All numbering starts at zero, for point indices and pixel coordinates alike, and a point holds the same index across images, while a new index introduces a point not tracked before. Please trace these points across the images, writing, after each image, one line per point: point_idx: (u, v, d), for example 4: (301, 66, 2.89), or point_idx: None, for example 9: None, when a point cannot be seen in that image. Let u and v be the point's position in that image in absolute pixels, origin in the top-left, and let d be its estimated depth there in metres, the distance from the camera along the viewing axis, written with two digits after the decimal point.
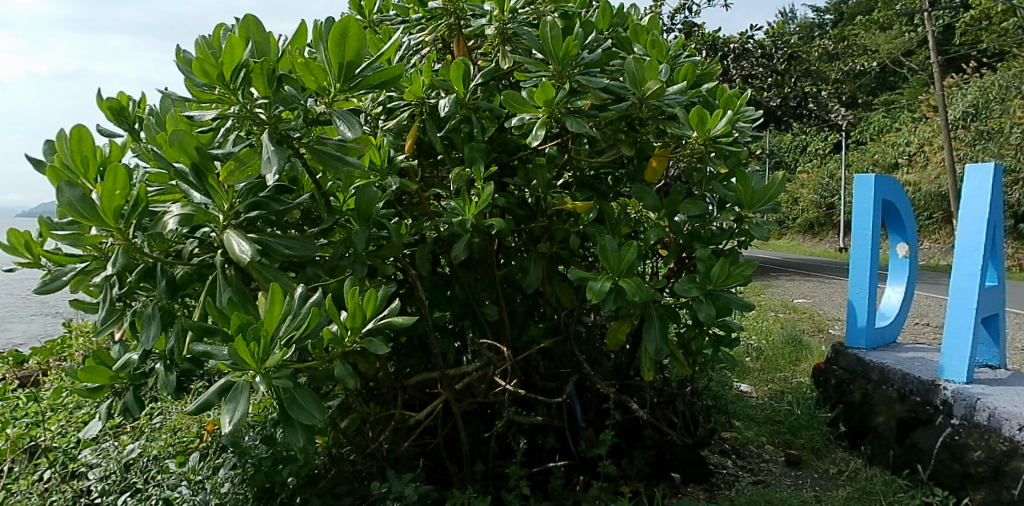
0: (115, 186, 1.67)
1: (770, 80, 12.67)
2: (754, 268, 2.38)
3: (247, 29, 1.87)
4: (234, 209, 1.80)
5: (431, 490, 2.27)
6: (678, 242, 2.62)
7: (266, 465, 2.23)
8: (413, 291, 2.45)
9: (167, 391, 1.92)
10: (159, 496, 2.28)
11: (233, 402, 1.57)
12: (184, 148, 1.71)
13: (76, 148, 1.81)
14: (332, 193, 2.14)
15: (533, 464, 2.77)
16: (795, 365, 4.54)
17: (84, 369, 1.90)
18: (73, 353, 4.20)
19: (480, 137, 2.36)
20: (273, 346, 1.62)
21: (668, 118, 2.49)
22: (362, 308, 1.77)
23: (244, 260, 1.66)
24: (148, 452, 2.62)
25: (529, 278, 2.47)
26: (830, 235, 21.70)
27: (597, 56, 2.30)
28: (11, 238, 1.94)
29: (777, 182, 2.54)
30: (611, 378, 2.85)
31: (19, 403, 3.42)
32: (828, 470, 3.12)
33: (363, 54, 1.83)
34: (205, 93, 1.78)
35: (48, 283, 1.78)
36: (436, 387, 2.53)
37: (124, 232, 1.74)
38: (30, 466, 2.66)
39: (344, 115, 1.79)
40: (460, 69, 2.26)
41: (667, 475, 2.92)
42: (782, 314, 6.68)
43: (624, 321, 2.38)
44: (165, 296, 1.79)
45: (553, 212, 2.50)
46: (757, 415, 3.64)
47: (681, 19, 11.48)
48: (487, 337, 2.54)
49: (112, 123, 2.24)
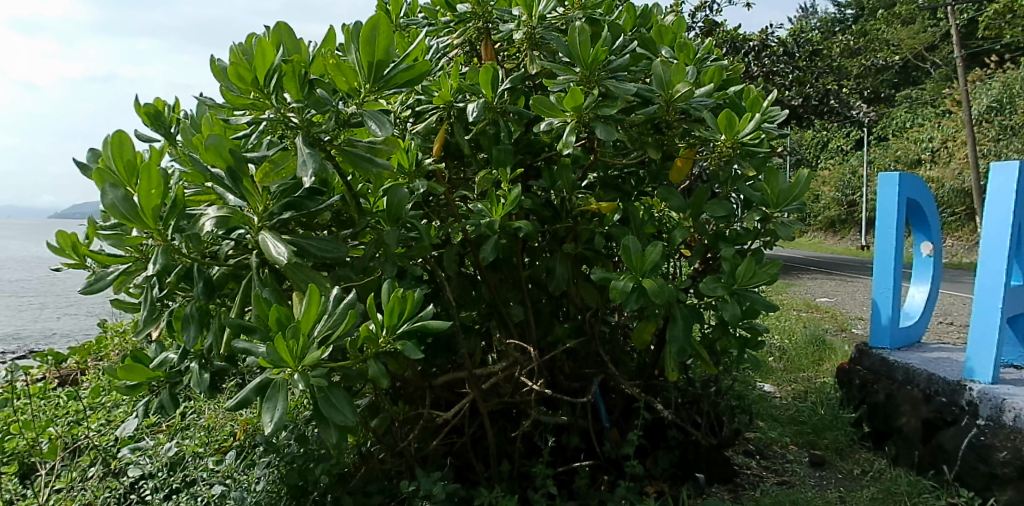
0: (152, 184, 1.71)
1: (790, 76, 12.61)
2: (779, 267, 2.38)
3: (279, 36, 1.93)
4: (268, 211, 1.82)
5: (459, 489, 2.27)
6: (702, 242, 2.64)
7: (298, 463, 2.26)
8: (440, 290, 2.48)
9: (200, 390, 1.95)
10: (198, 495, 2.34)
11: (272, 402, 1.61)
12: (220, 151, 1.74)
13: (118, 154, 1.83)
14: (362, 195, 2.14)
15: (559, 464, 2.76)
16: (819, 365, 4.52)
17: (123, 367, 1.93)
18: (111, 354, 4.29)
19: (506, 139, 2.40)
20: (311, 345, 1.65)
21: (694, 120, 2.53)
22: (399, 308, 1.78)
23: (282, 262, 1.69)
24: (185, 450, 2.66)
25: (555, 278, 2.50)
26: (852, 234, 21.48)
27: (625, 59, 2.36)
28: (59, 240, 2.02)
29: (803, 182, 2.58)
30: (635, 378, 2.86)
31: (58, 402, 3.48)
32: (852, 471, 3.12)
33: (392, 54, 1.84)
34: (239, 97, 1.79)
35: (92, 284, 1.82)
36: (463, 387, 2.56)
37: (163, 234, 1.78)
38: (72, 464, 2.70)
39: (376, 115, 1.83)
40: (490, 74, 2.30)
41: (692, 475, 2.91)
42: (805, 314, 6.64)
43: (649, 322, 2.41)
44: (202, 297, 1.82)
45: (578, 212, 2.53)
46: (781, 415, 3.62)
47: (703, 16, 11.44)
48: (513, 337, 2.57)
49: (149, 128, 2.27)
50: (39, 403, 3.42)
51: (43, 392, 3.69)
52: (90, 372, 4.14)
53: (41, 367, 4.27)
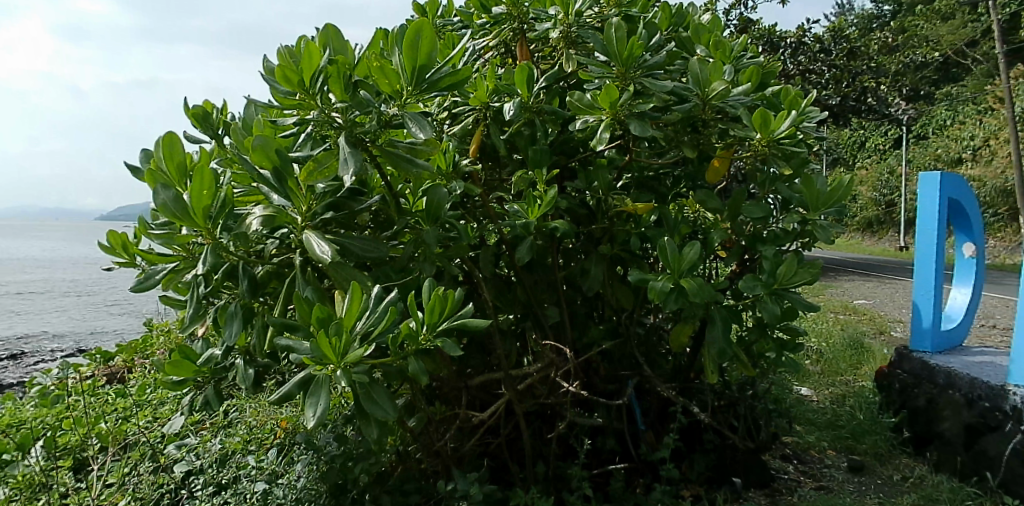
0: (203, 185, 1.75)
1: (827, 74, 12.40)
2: (819, 268, 2.37)
3: (326, 38, 1.98)
4: (311, 211, 1.86)
5: (496, 490, 2.28)
6: (739, 244, 2.60)
7: (338, 462, 2.30)
8: (476, 291, 2.49)
9: (245, 386, 1.99)
10: (241, 491, 2.39)
11: (315, 396, 1.65)
12: (267, 152, 1.76)
13: (169, 155, 1.88)
14: (402, 194, 2.17)
15: (594, 466, 2.75)
16: (857, 369, 4.45)
17: (170, 362, 1.99)
18: (156, 353, 4.40)
19: (542, 139, 2.40)
20: (353, 341, 1.67)
21: (731, 119, 2.51)
22: (439, 307, 1.80)
23: (325, 261, 1.72)
24: (228, 447, 2.72)
25: (590, 279, 2.50)
26: (890, 234, 21.06)
27: (660, 57, 2.33)
28: (110, 240, 2.06)
29: (844, 185, 2.54)
30: (671, 381, 2.84)
31: (106, 398, 3.58)
32: (892, 477, 3.06)
33: (434, 58, 1.86)
34: (286, 98, 1.86)
35: (142, 283, 1.88)
36: (499, 388, 2.57)
37: (212, 233, 1.82)
38: (121, 460, 2.78)
39: (416, 117, 1.86)
40: (524, 73, 2.33)
41: (728, 479, 2.88)
42: (843, 317, 6.54)
43: (686, 324, 2.40)
44: (247, 296, 1.85)
45: (614, 213, 2.52)
46: (819, 419, 3.57)
47: (737, 14, 11.32)
48: (549, 338, 2.57)
49: (198, 130, 2.33)
50: (88, 400, 3.52)
51: (92, 389, 3.79)
52: (136, 370, 4.25)
53: (89, 364, 4.39)
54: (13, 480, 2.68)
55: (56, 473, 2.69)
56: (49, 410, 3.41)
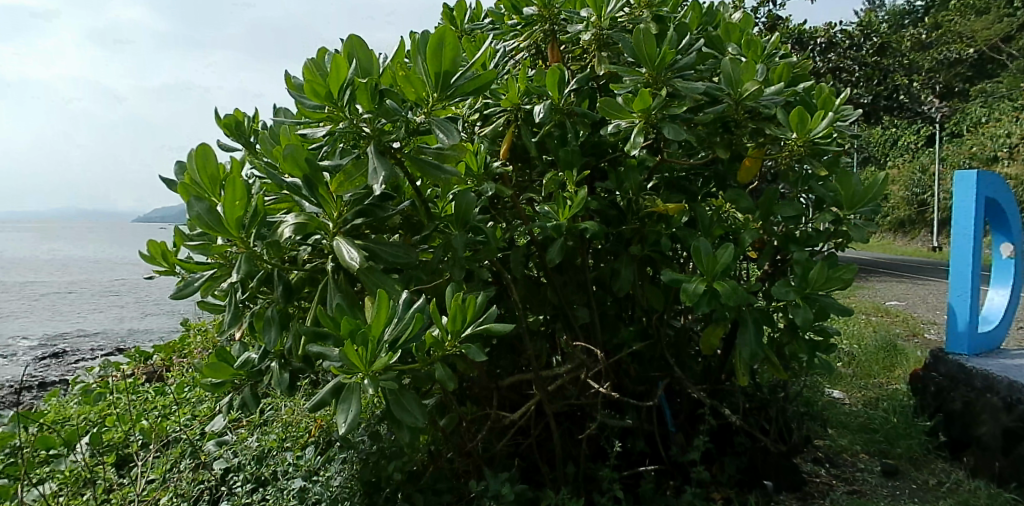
0: (236, 196, 1.79)
1: (858, 72, 12.22)
2: (855, 271, 2.28)
3: (351, 48, 1.96)
4: (343, 217, 1.88)
5: (527, 490, 2.28)
6: (772, 244, 2.58)
7: (372, 460, 2.33)
8: (507, 292, 2.50)
9: (281, 390, 2.03)
10: (276, 488, 2.42)
11: (346, 403, 1.66)
12: (297, 161, 1.80)
13: (202, 166, 1.91)
14: (431, 200, 2.20)
15: (624, 468, 2.74)
16: (890, 371, 4.38)
17: (208, 365, 2.03)
18: (193, 352, 4.49)
19: (573, 141, 2.41)
20: (380, 349, 1.68)
21: (764, 119, 2.49)
22: (463, 312, 1.80)
23: (355, 267, 1.74)
24: (264, 445, 2.76)
25: (621, 280, 2.49)
26: (923, 235, 20.67)
27: (692, 58, 2.33)
28: (150, 249, 2.11)
29: (878, 183, 2.51)
30: (701, 383, 2.83)
31: (146, 396, 3.67)
32: (927, 481, 3.00)
33: (459, 63, 1.87)
34: (315, 112, 1.85)
35: (181, 290, 1.89)
36: (529, 389, 2.58)
37: (245, 242, 1.85)
38: (162, 456, 2.84)
39: (443, 123, 1.87)
40: (557, 76, 2.31)
41: (759, 482, 2.85)
42: (875, 318, 6.44)
43: (717, 326, 2.40)
44: (282, 301, 1.89)
45: (645, 214, 2.52)
46: (851, 422, 3.52)
47: (767, 11, 11.20)
48: (579, 340, 2.57)
49: (230, 138, 2.37)
50: (128, 398, 3.61)
51: (132, 387, 3.88)
52: (174, 368, 4.33)
53: (129, 363, 4.50)
54: (59, 475, 2.76)
55: (100, 468, 2.77)
56: (91, 407, 3.50)
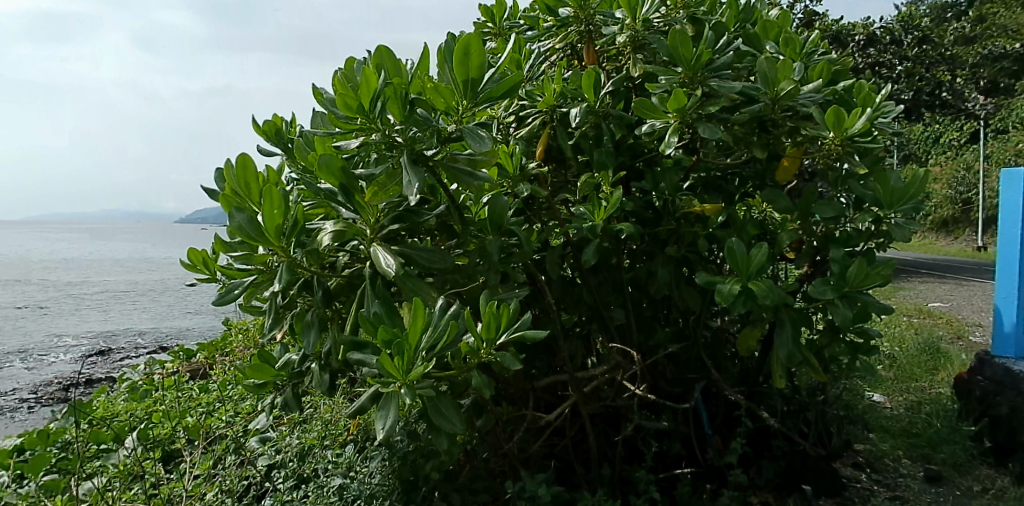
0: (274, 205, 1.81)
1: (899, 68, 11.97)
2: (893, 267, 2.25)
3: (380, 58, 1.97)
4: (379, 223, 1.92)
5: (563, 492, 2.29)
6: (810, 245, 2.56)
7: (409, 459, 2.35)
8: (542, 293, 2.50)
9: (322, 390, 2.06)
10: (317, 485, 2.46)
11: (385, 409, 1.69)
12: (332, 170, 1.82)
13: (242, 175, 1.94)
14: (465, 205, 2.23)
15: (660, 470, 2.72)
16: (933, 374, 4.28)
17: (251, 366, 2.08)
18: (236, 350, 4.59)
19: (608, 142, 2.40)
20: (416, 358, 1.70)
21: (803, 118, 2.45)
22: (497, 320, 1.79)
23: (391, 273, 1.77)
24: (304, 443, 2.81)
25: (656, 281, 2.48)
26: (967, 234, 20.14)
27: (729, 57, 2.31)
28: (191, 256, 2.16)
29: (919, 179, 2.42)
30: (739, 385, 2.80)
31: (191, 393, 3.76)
32: (972, 488, 2.92)
33: (485, 68, 1.87)
34: (347, 123, 1.86)
35: (223, 297, 1.94)
36: (565, 390, 2.58)
37: (287, 250, 1.88)
38: (207, 452, 2.92)
39: (474, 132, 1.86)
40: (592, 78, 2.32)
41: (798, 486, 2.81)
42: (917, 320, 6.30)
43: (755, 328, 2.36)
44: (322, 306, 1.93)
45: (682, 214, 2.50)
46: (893, 427, 3.44)
47: (803, 7, 11.02)
48: (615, 341, 2.56)
49: (269, 144, 2.42)
50: (174, 395, 3.70)
51: (177, 384, 3.99)
52: (217, 366, 4.44)
53: (174, 360, 4.62)
54: (110, 469, 2.85)
55: (148, 463, 2.85)
56: (139, 404, 3.60)
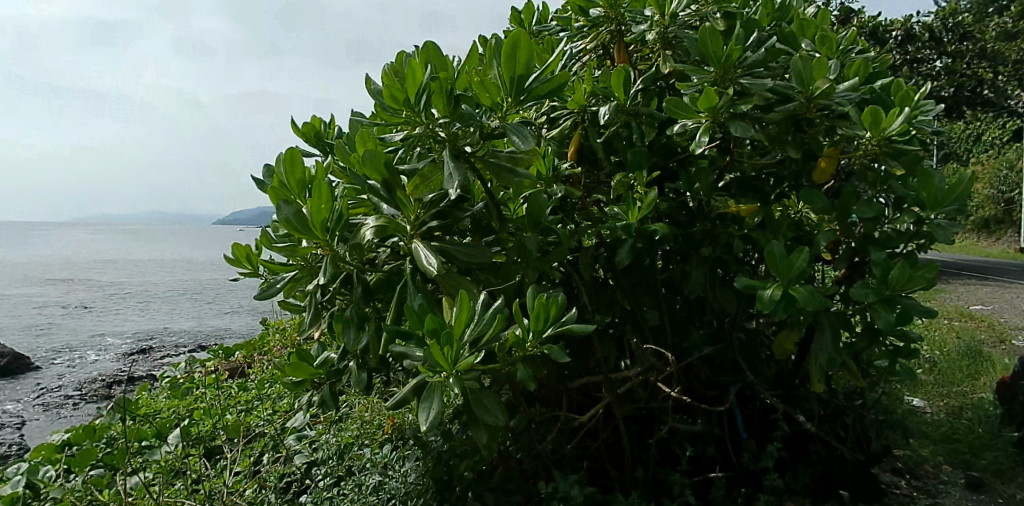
0: (322, 200, 1.85)
1: (939, 64, 11.71)
2: (937, 271, 2.17)
3: (427, 54, 2.02)
4: (419, 219, 1.92)
5: (597, 493, 2.28)
6: (849, 246, 2.49)
7: (444, 458, 2.36)
8: (575, 294, 2.49)
9: (359, 388, 2.09)
10: (353, 483, 2.49)
11: (428, 402, 1.69)
12: (376, 165, 1.83)
13: (290, 170, 1.98)
14: (503, 202, 2.23)
15: (695, 474, 2.70)
16: (975, 379, 4.18)
17: (289, 364, 2.12)
18: (273, 349, 4.67)
19: (639, 142, 2.38)
20: (462, 349, 1.70)
21: (839, 116, 2.41)
22: (544, 312, 1.80)
23: (432, 272, 1.77)
24: (341, 442, 2.84)
25: (690, 283, 2.46)
26: (1009, 235, 19.59)
27: (762, 55, 2.27)
28: (235, 252, 2.21)
29: (965, 180, 2.34)
30: (774, 388, 2.76)
31: (230, 390, 3.84)
32: (1016, 496, 2.84)
33: (532, 67, 1.89)
34: (392, 116, 1.90)
35: (264, 291, 2.00)
36: (598, 392, 2.57)
37: (330, 244, 1.91)
38: (246, 449, 2.97)
39: (518, 128, 1.87)
40: (621, 76, 2.30)
41: (835, 492, 2.71)
42: (958, 323, 6.16)
43: (792, 331, 2.33)
44: (361, 301, 1.95)
45: (717, 215, 2.48)
46: (934, 432, 3.37)
47: (840, 4, 10.83)
48: (649, 342, 2.55)
49: (310, 145, 2.48)
50: (214, 392, 3.78)
51: (217, 381, 4.07)
52: (255, 364, 4.52)
53: (214, 359, 4.72)
54: (154, 465, 2.92)
55: (190, 460, 2.91)
56: (180, 401, 3.69)
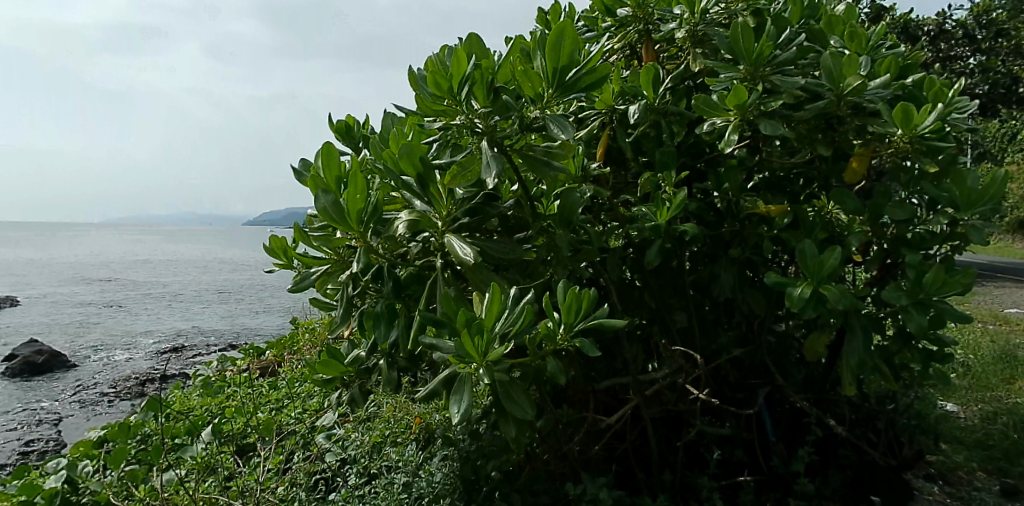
0: (358, 190, 1.86)
1: (974, 62, 11.48)
2: (974, 276, 2.13)
3: (471, 45, 2.09)
4: (451, 215, 1.93)
5: (624, 495, 2.27)
6: (881, 247, 2.45)
7: (471, 459, 2.37)
8: (603, 295, 2.48)
9: (388, 387, 2.10)
10: (381, 482, 2.51)
11: (458, 394, 1.71)
12: (412, 159, 1.85)
13: (327, 164, 1.99)
14: (536, 198, 2.19)
15: (723, 477, 2.67)
16: (1011, 384, 4.09)
17: (320, 360, 2.14)
18: (302, 348, 4.72)
19: (669, 141, 2.36)
20: (493, 341, 1.70)
21: (871, 114, 2.37)
22: (577, 303, 1.79)
23: (468, 262, 1.78)
24: (369, 441, 2.86)
25: (719, 284, 2.44)
26: None
27: (792, 52, 2.25)
28: (273, 243, 2.24)
29: (1001, 178, 2.28)
30: (804, 392, 2.72)
31: (260, 388, 3.89)
32: None
33: (576, 58, 1.89)
34: (432, 103, 1.90)
35: (298, 283, 2.02)
36: (626, 393, 2.55)
37: (364, 235, 1.92)
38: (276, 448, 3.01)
39: (558, 118, 1.88)
40: (651, 74, 2.31)
41: (866, 497, 2.67)
42: (993, 326, 6.03)
43: (824, 333, 2.29)
44: (392, 296, 1.94)
45: (746, 216, 2.46)
46: (968, 438, 3.30)
47: (871, 2, 10.66)
48: (677, 344, 2.53)
49: (342, 143, 2.49)
50: (244, 390, 3.84)
51: (247, 379, 4.13)
52: (283, 363, 4.57)
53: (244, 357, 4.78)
54: (187, 462, 2.98)
55: (222, 457, 2.96)
56: (212, 399, 3.75)
